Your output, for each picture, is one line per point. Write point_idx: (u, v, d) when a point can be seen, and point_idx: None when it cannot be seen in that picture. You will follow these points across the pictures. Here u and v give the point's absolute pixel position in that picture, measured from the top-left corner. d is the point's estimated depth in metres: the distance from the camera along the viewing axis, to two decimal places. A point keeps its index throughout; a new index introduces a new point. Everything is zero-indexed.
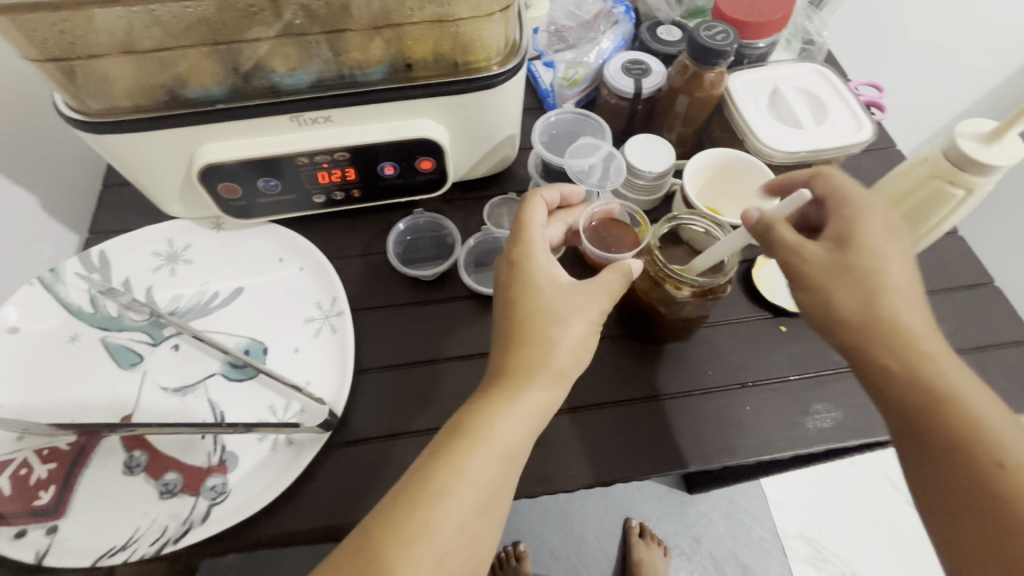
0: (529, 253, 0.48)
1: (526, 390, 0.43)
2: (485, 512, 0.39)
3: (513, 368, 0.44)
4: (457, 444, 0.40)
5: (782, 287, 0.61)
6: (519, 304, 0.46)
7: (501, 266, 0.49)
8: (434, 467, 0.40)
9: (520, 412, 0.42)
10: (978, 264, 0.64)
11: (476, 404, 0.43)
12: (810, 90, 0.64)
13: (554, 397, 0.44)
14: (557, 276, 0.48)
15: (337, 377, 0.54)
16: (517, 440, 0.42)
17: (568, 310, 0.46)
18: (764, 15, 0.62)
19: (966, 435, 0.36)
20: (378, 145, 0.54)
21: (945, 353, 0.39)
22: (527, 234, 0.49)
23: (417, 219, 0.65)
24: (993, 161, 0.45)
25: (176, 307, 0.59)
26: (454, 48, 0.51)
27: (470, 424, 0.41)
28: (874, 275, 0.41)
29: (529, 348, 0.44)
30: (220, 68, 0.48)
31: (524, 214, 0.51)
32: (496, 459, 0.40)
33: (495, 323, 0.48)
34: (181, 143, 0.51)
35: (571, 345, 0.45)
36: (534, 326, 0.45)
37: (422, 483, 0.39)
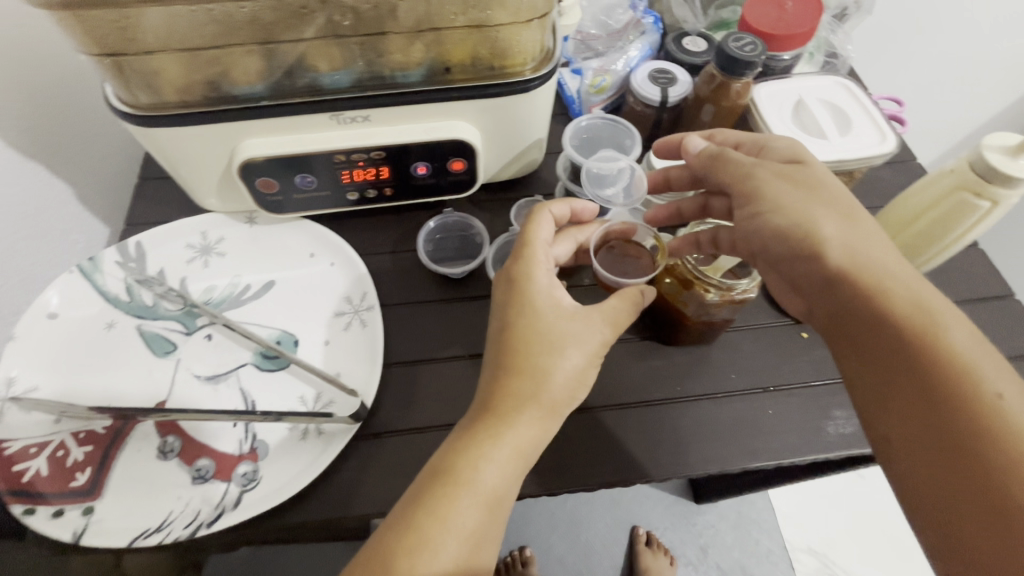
0: (527, 278, 0.47)
1: (511, 429, 0.42)
2: (471, 563, 0.39)
3: (500, 404, 0.43)
4: (439, 491, 0.40)
5: None
6: (512, 336, 0.45)
7: (500, 284, 0.49)
8: (416, 518, 0.39)
9: (505, 451, 0.42)
10: (998, 277, 0.65)
11: (461, 444, 0.42)
12: (835, 102, 0.65)
13: (545, 431, 0.44)
14: (559, 301, 0.47)
15: (367, 369, 0.55)
16: (500, 483, 0.41)
17: (564, 339, 0.45)
18: (791, 28, 0.64)
19: (950, 367, 0.37)
20: (412, 145, 0.55)
21: (916, 283, 0.40)
22: (531, 251, 0.49)
23: (446, 219, 0.66)
24: (1019, 174, 0.46)
25: (209, 298, 0.60)
26: (491, 52, 0.52)
27: (455, 468, 0.41)
28: (827, 212, 0.44)
29: (519, 380, 0.44)
30: (265, 66, 0.50)
31: (530, 229, 0.50)
32: (478, 504, 0.40)
33: (489, 347, 0.47)
34: (223, 138, 0.53)
35: (566, 376, 0.44)
36: (526, 357, 0.44)
37: (404, 538, 0.38)
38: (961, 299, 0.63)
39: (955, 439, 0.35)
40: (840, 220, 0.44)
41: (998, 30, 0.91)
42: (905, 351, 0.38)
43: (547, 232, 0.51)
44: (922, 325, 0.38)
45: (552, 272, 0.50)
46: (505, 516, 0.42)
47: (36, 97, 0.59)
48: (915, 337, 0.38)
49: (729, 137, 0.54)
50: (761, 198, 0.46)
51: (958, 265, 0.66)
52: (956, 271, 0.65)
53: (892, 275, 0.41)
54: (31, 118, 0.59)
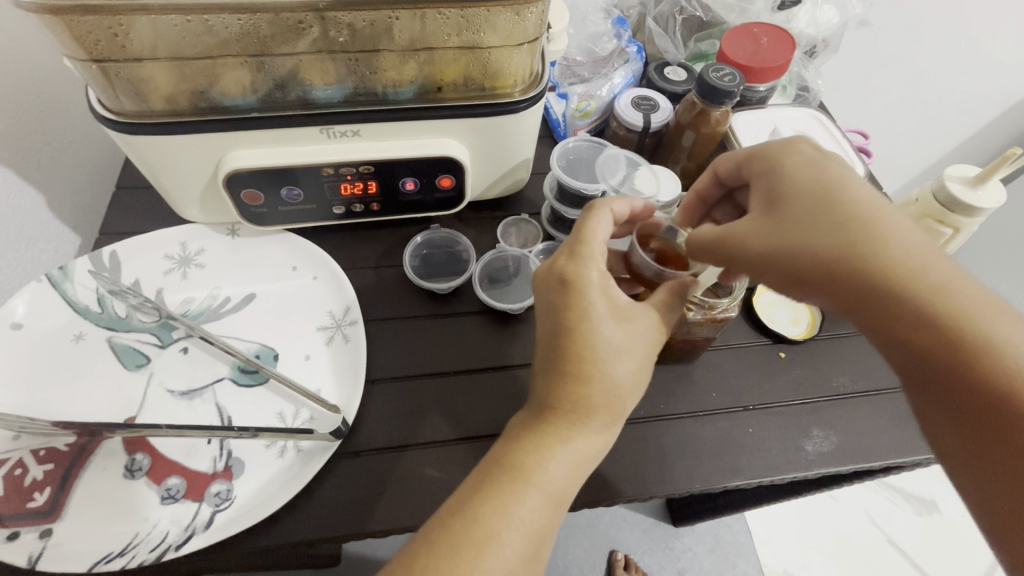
0: (586, 274, 0.45)
1: (581, 433, 0.44)
2: (532, 556, 0.41)
3: (566, 410, 0.44)
4: (508, 488, 0.41)
5: (780, 315, 0.64)
6: (576, 337, 0.44)
7: (547, 285, 0.46)
8: (481, 512, 0.40)
9: (571, 454, 0.44)
10: None
11: (529, 443, 0.44)
12: (806, 132, 0.68)
13: (608, 437, 0.46)
14: (614, 297, 0.46)
15: (349, 386, 0.54)
16: (566, 484, 0.43)
17: (628, 343, 0.44)
18: (767, 61, 0.67)
19: (991, 373, 0.35)
20: (402, 160, 0.56)
21: (960, 282, 0.37)
22: (590, 248, 0.46)
23: (433, 234, 0.66)
24: (979, 204, 0.49)
25: (186, 310, 0.58)
26: (483, 73, 0.54)
27: (524, 467, 0.42)
28: (829, 227, 0.39)
29: (586, 387, 0.44)
30: (257, 79, 0.50)
31: (589, 227, 0.47)
32: (545, 502, 0.42)
33: (543, 344, 0.46)
34: (210, 149, 0.52)
35: (628, 380, 0.45)
36: (593, 364, 0.44)
37: (469, 530, 0.39)
38: None
39: (988, 451, 0.35)
40: (847, 234, 0.39)
41: (952, 73, 0.97)
42: (943, 355, 0.36)
43: (604, 231, 0.48)
44: (968, 331, 0.36)
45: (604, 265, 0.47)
46: (563, 515, 0.44)
47: (12, 102, 0.57)
48: (959, 337, 0.36)
49: (726, 165, 0.49)
50: (740, 236, 0.43)
51: None
52: None
53: (929, 278, 0.37)
54: (6, 121, 0.57)
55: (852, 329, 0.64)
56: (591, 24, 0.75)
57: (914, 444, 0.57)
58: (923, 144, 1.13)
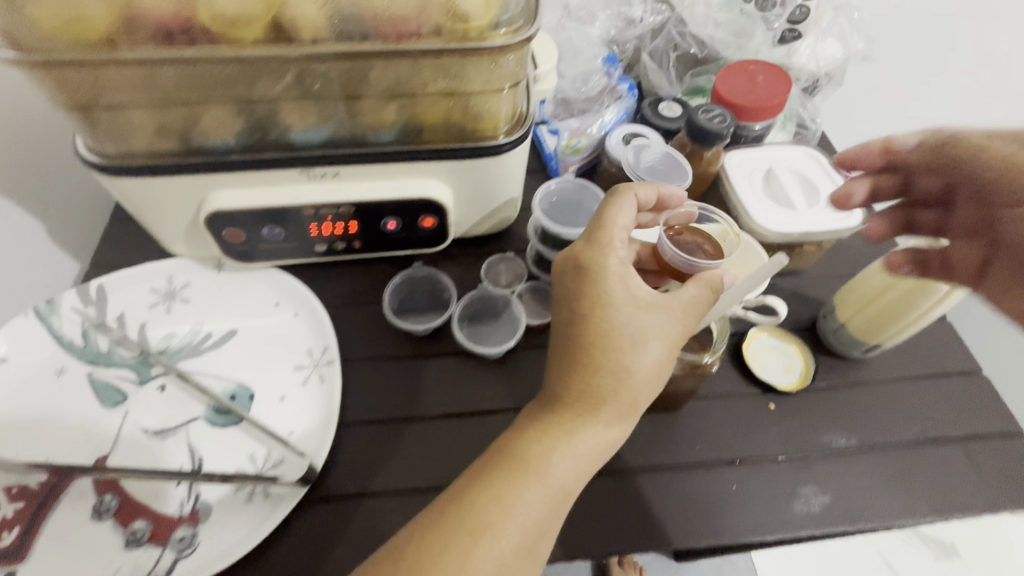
0: (602, 261, 0.46)
1: (589, 425, 0.45)
2: (527, 551, 0.41)
3: (575, 400, 0.45)
4: (508, 477, 0.43)
5: (771, 362, 0.62)
6: (587, 328, 0.45)
7: (567, 270, 0.47)
8: (479, 500, 0.42)
9: (579, 447, 0.44)
10: (966, 351, 0.64)
11: (535, 434, 0.45)
12: (804, 173, 0.65)
13: (619, 431, 0.45)
14: (635, 291, 0.46)
15: (321, 429, 0.54)
16: (571, 479, 0.44)
17: (645, 333, 0.45)
18: (761, 100, 0.65)
19: None
20: (383, 202, 0.56)
21: None
22: (608, 235, 0.48)
23: (414, 273, 0.65)
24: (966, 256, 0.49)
25: (166, 346, 0.58)
26: (466, 117, 0.54)
27: (527, 458, 0.43)
28: None
29: (599, 376, 0.44)
30: (236, 124, 0.50)
31: (611, 213, 0.49)
32: (546, 496, 0.42)
33: (557, 332, 0.47)
34: (193, 189, 0.53)
35: (644, 373, 0.45)
36: (605, 353, 0.45)
37: (466, 517, 0.41)
38: (930, 373, 0.62)
39: None
40: None
41: None
42: None
43: (627, 215, 0.49)
44: None
45: (624, 253, 0.48)
46: (565, 512, 0.44)
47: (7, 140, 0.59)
48: None
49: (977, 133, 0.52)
50: None
51: (926, 336, 0.65)
52: (925, 343, 0.64)
53: None
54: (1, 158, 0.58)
55: (847, 381, 0.61)
56: (581, 62, 0.74)
57: (909, 507, 0.54)
58: None
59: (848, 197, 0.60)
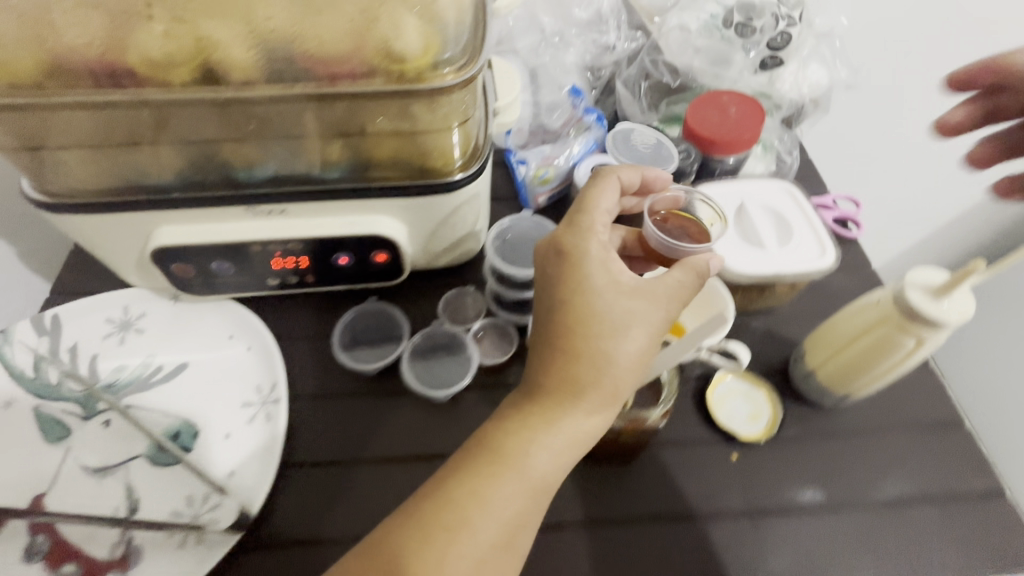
0: (582, 245, 0.48)
1: (569, 415, 0.45)
2: (507, 544, 0.42)
3: (554, 391, 0.45)
4: (485, 471, 0.43)
5: (737, 408, 0.59)
6: (568, 316, 0.46)
7: (550, 258, 0.49)
8: (457, 495, 0.42)
9: (559, 439, 0.44)
10: (949, 402, 0.61)
11: (513, 427, 0.45)
12: (777, 210, 0.63)
13: (601, 420, 0.46)
14: (617, 277, 0.48)
15: (261, 471, 0.52)
16: (551, 471, 0.44)
17: (627, 318, 0.46)
18: (731, 135, 0.63)
19: None
20: (332, 239, 0.55)
21: None
22: (588, 219, 0.50)
23: (364, 308, 0.63)
24: (942, 317, 0.44)
25: (116, 379, 0.58)
26: (418, 154, 0.53)
27: (505, 451, 0.44)
28: None
29: (577, 364, 0.45)
30: (178, 161, 0.49)
31: (593, 197, 0.51)
32: (524, 489, 0.43)
33: (540, 320, 0.48)
34: (138, 226, 0.52)
35: (627, 360, 0.45)
36: (584, 339, 0.45)
37: (442, 512, 0.42)
38: (908, 424, 0.59)
39: None
40: None
41: None
42: None
43: (607, 200, 0.52)
44: None
45: (607, 236, 0.50)
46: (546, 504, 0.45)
47: None
48: None
49: None
50: None
51: (906, 384, 0.61)
52: (905, 391, 0.61)
53: None
54: None
55: (816, 431, 0.58)
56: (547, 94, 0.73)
57: (874, 570, 0.51)
58: None
59: (955, 124, 0.52)
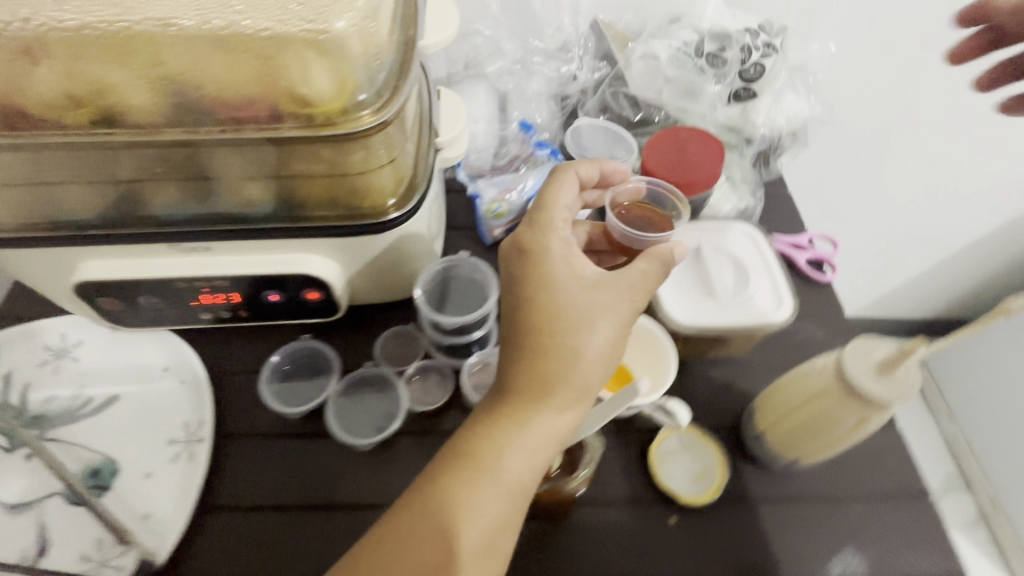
0: (543, 243, 0.47)
1: (542, 413, 0.44)
2: (490, 547, 0.41)
3: (525, 390, 0.44)
4: (460, 476, 0.42)
5: (680, 466, 0.56)
6: (534, 313, 0.45)
7: (511, 257, 0.48)
8: (432, 502, 0.41)
9: (532, 438, 0.43)
10: (913, 469, 0.56)
11: (486, 429, 0.44)
12: (735, 256, 0.60)
13: (575, 415, 0.44)
14: (579, 271, 0.47)
15: (175, 515, 0.51)
16: (528, 471, 0.43)
17: (590, 312, 0.45)
18: (687, 176, 0.60)
19: None
20: (259, 276, 0.53)
21: None
22: (548, 216, 0.49)
23: (293, 348, 0.61)
24: (886, 398, 0.40)
25: (45, 410, 0.57)
26: (349, 193, 0.51)
27: (478, 454, 0.43)
28: None
29: (545, 360, 0.44)
30: (99, 197, 0.49)
31: (552, 192, 0.50)
32: (501, 492, 0.42)
33: (507, 317, 0.47)
34: (61, 261, 0.51)
35: (595, 354, 0.45)
36: (551, 335, 0.44)
37: (419, 521, 0.41)
38: (866, 494, 0.55)
39: None
40: None
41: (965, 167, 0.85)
42: None
43: (567, 194, 0.51)
44: None
45: (568, 230, 0.49)
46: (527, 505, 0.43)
47: None
48: None
49: None
50: None
51: (868, 447, 0.57)
52: (866, 456, 0.57)
53: None
54: None
55: (764, 496, 0.54)
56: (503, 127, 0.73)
57: None
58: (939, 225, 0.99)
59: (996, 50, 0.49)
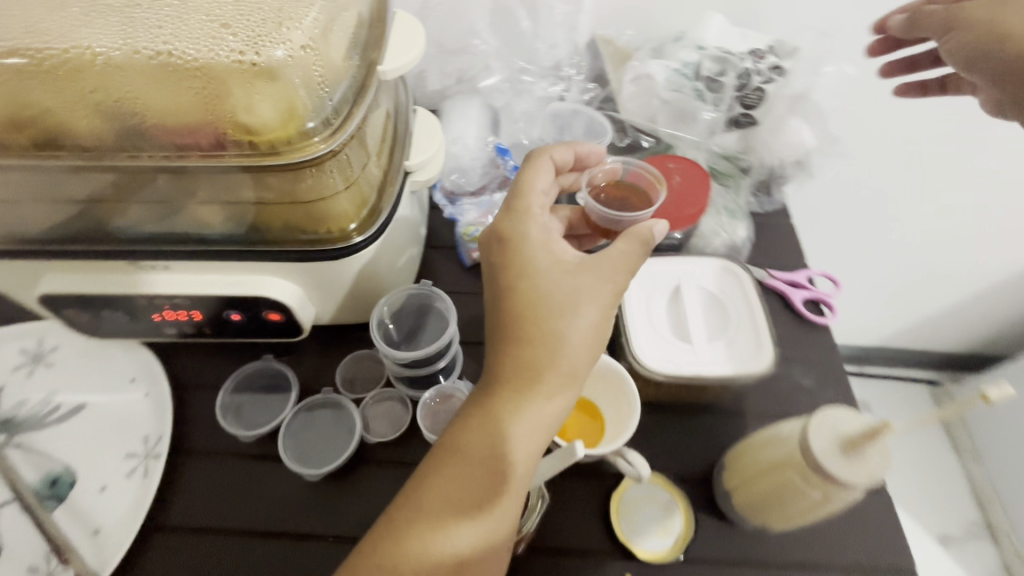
0: (522, 230, 0.45)
1: (532, 403, 0.41)
2: (492, 540, 0.39)
3: (512, 380, 0.41)
4: (453, 470, 0.40)
5: (645, 518, 0.52)
6: (513, 302, 0.43)
7: (489, 246, 0.46)
8: (427, 498, 0.39)
9: (525, 428, 0.40)
10: (905, 542, 0.51)
11: (475, 421, 0.41)
12: (716, 295, 0.57)
13: (567, 400, 0.42)
14: (560, 255, 0.45)
15: (123, 532, 0.51)
16: (524, 461, 0.40)
17: (574, 296, 0.43)
18: (668, 210, 0.58)
19: None
20: (215, 296, 0.51)
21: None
22: (525, 203, 0.47)
23: (248, 368, 0.61)
24: (849, 477, 0.38)
25: (14, 415, 0.58)
26: (310, 217, 0.50)
27: (470, 448, 0.40)
28: None
29: (529, 347, 0.41)
30: (65, 212, 0.51)
31: (529, 178, 0.48)
32: (498, 484, 0.39)
33: (489, 310, 0.44)
34: (28, 274, 0.51)
35: (581, 338, 0.42)
36: (535, 322, 0.42)
37: (415, 518, 0.39)
38: (847, 566, 0.50)
39: None
40: None
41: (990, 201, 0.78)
42: None
43: (542, 178, 0.48)
44: None
45: (546, 216, 0.47)
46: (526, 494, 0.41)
47: None
48: None
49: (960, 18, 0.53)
50: None
51: (855, 513, 0.52)
52: (852, 523, 0.52)
53: None
54: None
55: (733, 559, 0.50)
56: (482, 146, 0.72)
57: None
58: (969, 259, 0.90)
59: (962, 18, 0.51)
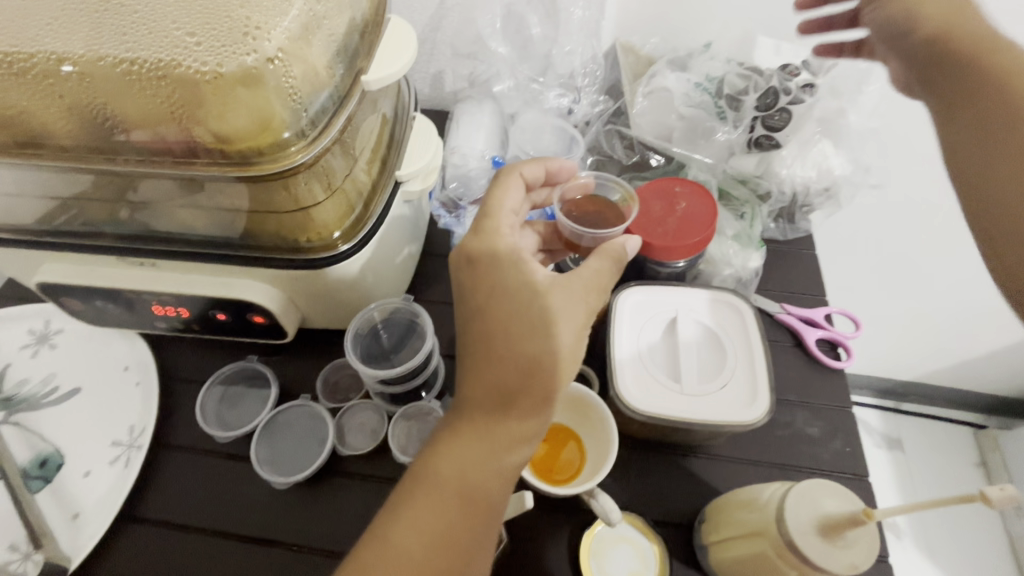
0: (489, 246, 0.42)
1: (504, 426, 0.39)
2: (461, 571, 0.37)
3: (484, 402, 0.39)
4: (420, 499, 0.37)
5: (618, 563, 0.48)
6: (486, 320, 0.40)
7: (456, 264, 0.43)
8: (393, 529, 0.37)
9: (497, 451, 0.39)
10: None
11: (445, 446, 0.39)
12: (714, 332, 0.53)
13: (540, 422, 0.40)
14: (531, 273, 0.42)
15: (100, 520, 0.52)
16: (495, 485, 0.38)
17: (549, 315, 0.40)
18: (669, 238, 0.53)
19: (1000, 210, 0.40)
20: (199, 296, 0.51)
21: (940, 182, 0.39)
22: (495, 221, 0.44)
23: (231, 368, 0.61)
24: (827, 562, 0.37)
25: (16, 393, 0.60)
26: (295, 227, 0.49)
27: (439, 475, 0.38)
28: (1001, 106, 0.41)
29: (501, 368, 0.39)
30: (60, 205, 0.52)
31: (497, 196, 0.46)
32: (468, 511, 0.37)
33: (460, 328, 0.42)
34: (33, 261, 0.53)
35: (555, 360, 0.40)
36: (506, 343, 0.39)
37: (377, 550, 0.36)
38: None
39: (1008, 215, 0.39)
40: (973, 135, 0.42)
41: None
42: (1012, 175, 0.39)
43: (513, 196, 0.46)
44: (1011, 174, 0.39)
45: (517, 230, 0.45)
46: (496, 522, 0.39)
47: None
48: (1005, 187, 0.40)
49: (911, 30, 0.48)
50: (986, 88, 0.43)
51: None
52: None
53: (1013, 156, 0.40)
54: None
55: None
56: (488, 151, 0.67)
57: None
58: None
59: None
